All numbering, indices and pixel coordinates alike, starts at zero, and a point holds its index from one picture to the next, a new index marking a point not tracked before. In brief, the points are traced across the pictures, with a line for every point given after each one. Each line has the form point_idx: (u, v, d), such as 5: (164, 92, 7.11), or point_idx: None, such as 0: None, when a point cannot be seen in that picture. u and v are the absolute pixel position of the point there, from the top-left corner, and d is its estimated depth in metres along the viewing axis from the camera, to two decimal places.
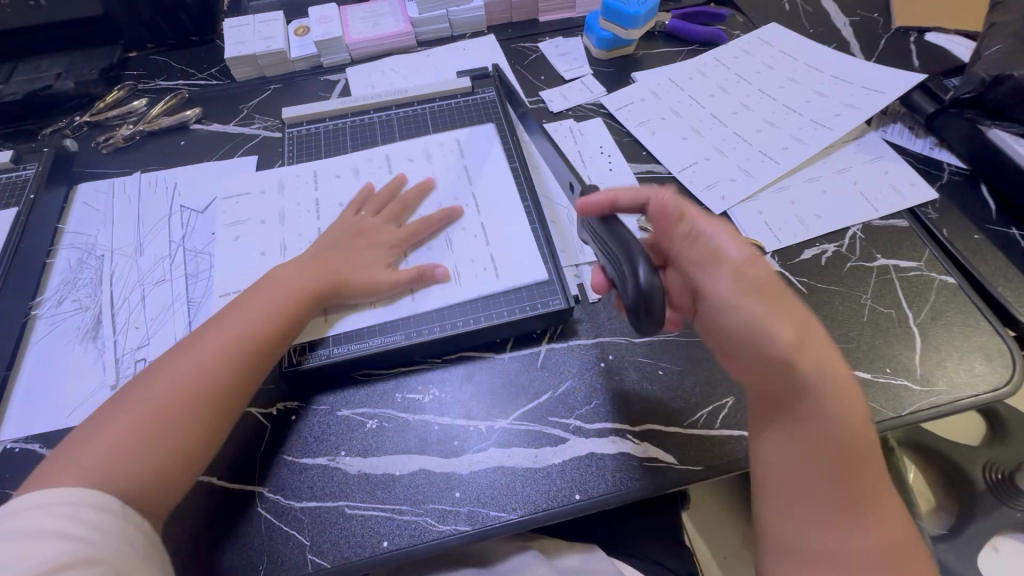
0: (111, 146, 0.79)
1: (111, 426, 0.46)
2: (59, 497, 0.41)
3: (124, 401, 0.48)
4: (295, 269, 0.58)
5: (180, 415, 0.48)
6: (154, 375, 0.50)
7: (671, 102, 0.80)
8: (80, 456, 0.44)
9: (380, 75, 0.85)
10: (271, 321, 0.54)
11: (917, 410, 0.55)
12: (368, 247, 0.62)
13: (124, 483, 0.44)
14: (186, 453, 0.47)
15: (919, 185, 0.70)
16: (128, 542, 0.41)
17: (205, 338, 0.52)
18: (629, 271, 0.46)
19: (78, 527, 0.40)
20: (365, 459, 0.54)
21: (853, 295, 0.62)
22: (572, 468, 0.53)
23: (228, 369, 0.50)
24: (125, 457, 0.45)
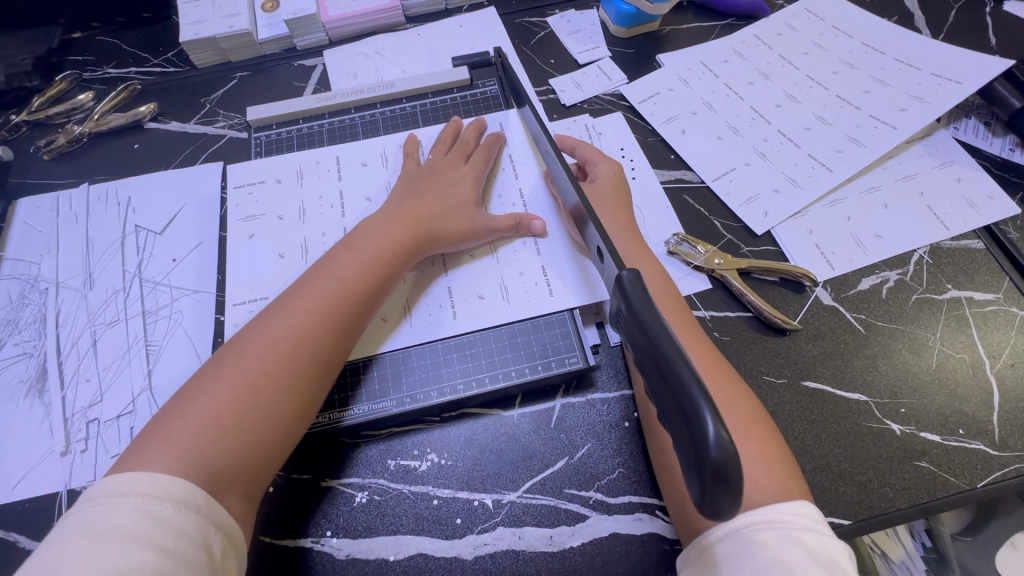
0: (54, 150, 0.68)
1: (196, 403, 0.42)
2: (144, 485, 0.37)
3: (206, 377, 0.44)
4: (382, 227, 0.53)
5: (269, 388, 0.43)
6: (239, 346, 0.45)
7: (704, 92, 0.68)
8: (171, 431, 0.40)
9: (362, 60, 0.73)
10: (354, 289, 0.49)
11: (994, 479, 0.47)
12: (455, 207, 0.56)
13: (217, 463, 0.40)
14: (273, 431, 0.43)
15: (998, 197, 0.59)
16: (207, 547, 0.37)
17: (289, 304, 0.48)
18: (683, 417, 0.26)
19: (152, 529, 0.35)
20: (355, 540, 0.47)
21: (919, 336, 0.53)
22: (594, 552, 0.46)
23: (319, 336, 0.46)
24: (213, 438, 0.41)
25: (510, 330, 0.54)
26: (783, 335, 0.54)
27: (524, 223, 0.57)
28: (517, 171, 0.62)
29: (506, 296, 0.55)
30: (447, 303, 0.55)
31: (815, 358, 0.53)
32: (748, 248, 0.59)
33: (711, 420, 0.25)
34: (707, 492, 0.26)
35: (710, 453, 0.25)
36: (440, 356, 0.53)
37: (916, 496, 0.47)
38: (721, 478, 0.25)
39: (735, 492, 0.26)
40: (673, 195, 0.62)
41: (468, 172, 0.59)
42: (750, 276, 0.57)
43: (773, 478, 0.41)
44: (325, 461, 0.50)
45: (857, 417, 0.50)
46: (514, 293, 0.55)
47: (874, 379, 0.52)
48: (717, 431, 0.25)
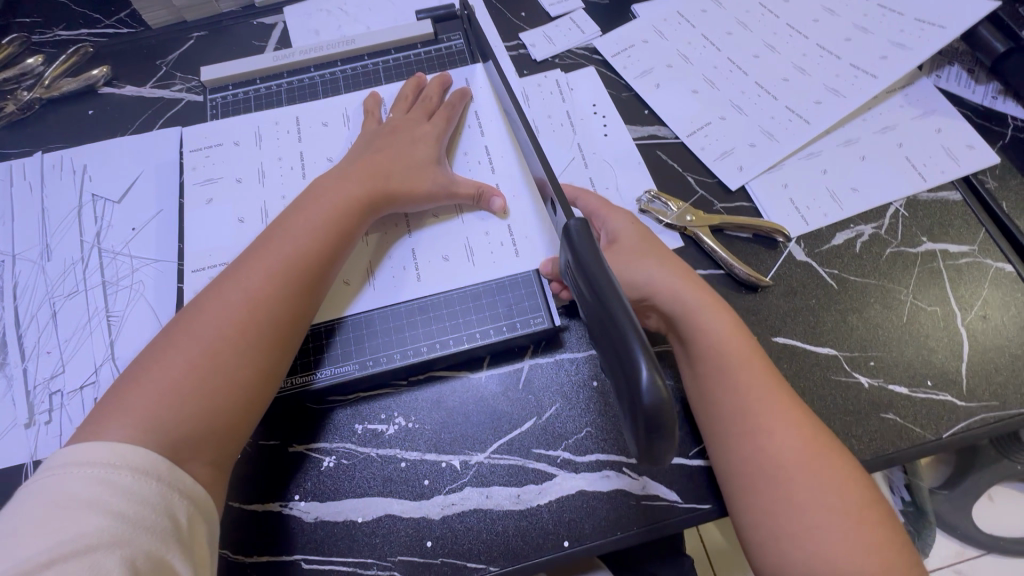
0: (4, 118, 0.65)
1: (152, 373, 0.41)
2: (101, 454, 0.36)
3: (160, 347, 0.42)
4: (337, 184, 0.51)
5: (230, 353, 0.42)
6: (193, 313, 0.44)
7: (679, 44, 0.66)
8: (125, 400, 0.39)
9: (324, 16, 0.70)
10: (312, 248, 0.48)
11: (960, 430, 0.48)
12: (415, 166, 0.54)
13: (181, 430, 0.39)
14: (239, 394, 0.42)
15: (977, 147, 0.58)
16: (169, 514, 0.36)
17: (242, 267, 0.46)
18: (624, 368, 0.29)
19: (109, 496, 0.34)
20: (324, 504, 0.47)
21: (891, 289, 0.53)
22: (561, 509, 0.46)
23: (277, 297, 0.45)
24: (173, 405, 0.39)
25: (476, 292, 0.53)
26: (755, 292, 0.53)
27: (485, 197, 0.54)
28: (483, 128, 0.60)
29: (471, 257, 0.54)
30: (411, 266, 0.54)
31: (786, 314, 0.52)
32: (721, 205, 0.57)
33: (645, 370, 0.28)
34: (648, 437, 0.29)
35: (645, 401, 0.28)
36: (406, 319, 0.52)
37: (881, 447, 0.47)
38: (654, 424, 0.28)
39: (669, 434, 0.29)
40: (645, 152, 0.60)
41: (430, 129, 0.57)
42: (723, 233, 0.56)
43: (858, 528, 0.39)
44: (294, 427, 0.50)
45: (827, 372, 0.50)
46: (480, 255, 0.54)
47: (845, 334, 0.51)
48: (651, 380, 0.28)
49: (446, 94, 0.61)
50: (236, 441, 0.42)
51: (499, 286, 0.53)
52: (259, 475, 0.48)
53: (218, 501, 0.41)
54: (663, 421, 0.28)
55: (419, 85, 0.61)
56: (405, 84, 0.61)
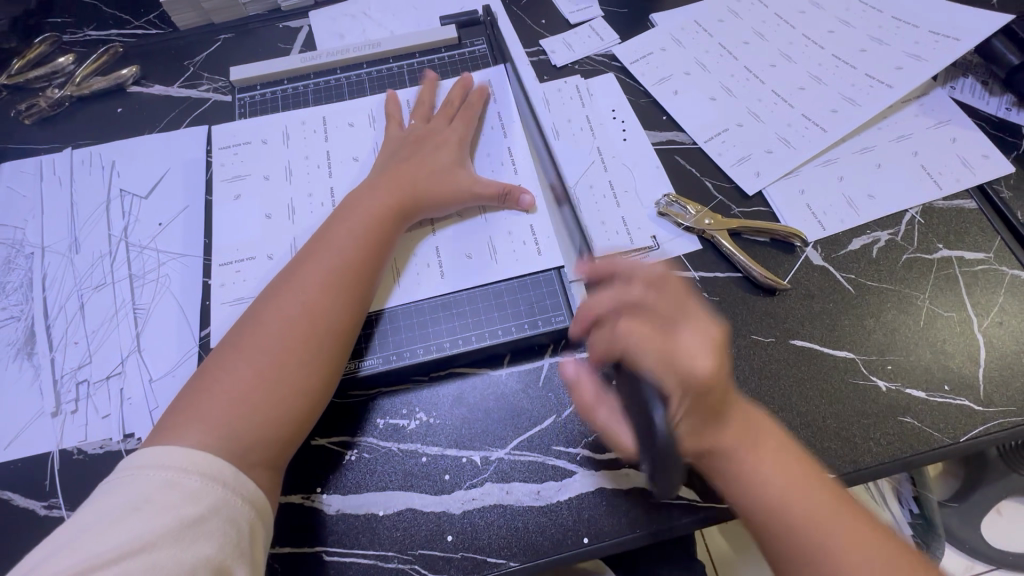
0: (35, 114, 0.67)
1: (220, 382, 0.43)
2: (173, 459, 0.38)
3: (225, 357, 0.44)
4: (369, 195, 0.53)
5: (287, 363, 0.44)
6: (252, 325, 0.46)
7: (697, 53, 0.67)
8: (200, 409, 0.41)
9: (349, 20, 0.72)
10: (358, 259, 0.49)
11: (977, 434, 0.48)
12: (442, 171, 0.56)
13: (250, 436, 0.41)
14: (299, 401, 0.44)
15: (992, 156, 0.59)
16: (228, 519, 0.37)
17: (294, 279, 0.48)
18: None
19: (175, 499, 0.36)
20: (345, 497, 0.48)
21: (907, 295, 0.53)
22: (580, 506, 0.47)
23: (329, 308, 0.47)
24: (242, 415, 0.42)
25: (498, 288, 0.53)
26: (772, 294, 0.54)
27: (513, 196, 0.55)
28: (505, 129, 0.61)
29: (494, 253, 0.55)
30: (434, 263, 0.55)
31: (804, 318, 0.53)
32: (739, 209, 0.58)
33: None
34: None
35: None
36: (428, 313, 0.53)
37: (899, 451, 0.47)
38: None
39: None
40: (663, 156, 0.61)
41: (454, 133, 0.59)
42: (740, 237, 0.56)
43: None
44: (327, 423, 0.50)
45: (845, 375, 0.50)
46: (503, 252, 0.55)
47: (862, 338, 0.52)
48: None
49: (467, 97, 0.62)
50: (295, 447, 0.44)
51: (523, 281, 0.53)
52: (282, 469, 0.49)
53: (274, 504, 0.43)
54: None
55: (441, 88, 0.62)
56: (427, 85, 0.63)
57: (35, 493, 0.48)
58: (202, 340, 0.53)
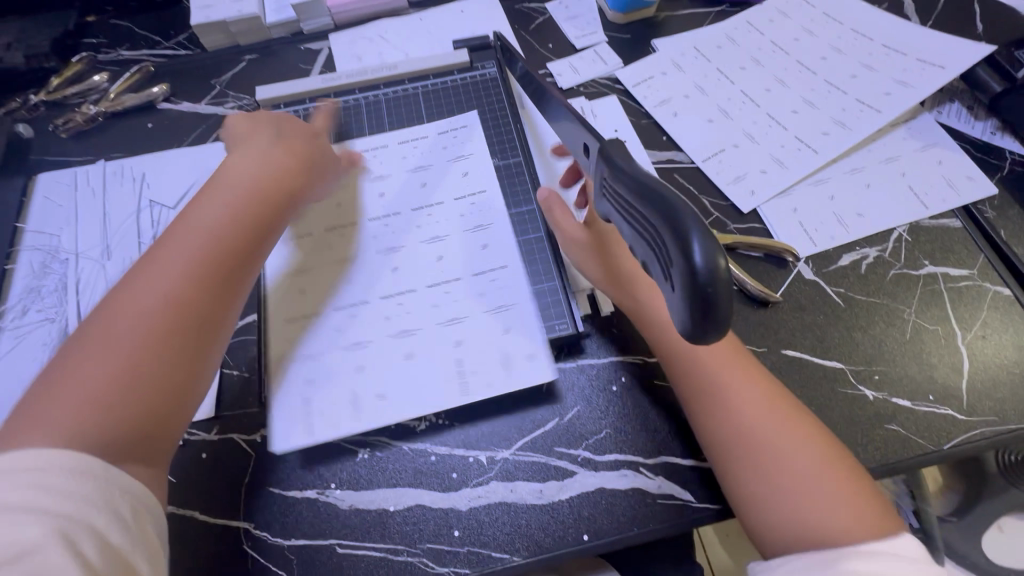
0: (71, 129, 0.71)
1: (66, 383, 0.41)
2: (33, 459, 0.36)
3: (93, 352, 0.42)
4: (228, 185, 0.53)
5: (166, 350, 0.43)
6: (118, 313, 0.44)
7: (696, 77, 0.71)
8: (39, 416, 0.39)
9: (367, 43, 0.76)
10: (241, 239, 0.50)
11: (960, 442, 0.50)
12: (301, 178, 0.57)
13: (123, 428, 0.41)
14: (178, 384, 0.44)
15: (976, 178, 0.62)
16: (114, 511, 0.38)
17: (147, 264, 0.47)
18: (673, 247, 0.28)
19: (49, 498, 0.35)
20: (358, 492, 0.50)
21: (894, 308, 0.56)
22: (580, 505, 0.49)
23: (205, 290, 0.46)
24: (81, 410, 0.40)
25: (473, 322, 0.55)
26: (765, 307, 0.56)
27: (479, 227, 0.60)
28: (464, 171, 0.64)
29: (475, 289, 0.56)
30: (388, 292, 0.57)
31: (795, 330, 0.55)
32: (735, 226, 0.61)
33: (699, 239, 0.27)
34: (699, 326, 0.28)
35: (699, 272, 0.27)
36: (386, 338, 0.54)
37: (885, 457, 0.50)
38: (709, 293, 0.26)
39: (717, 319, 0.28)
40: (663, 175, 0.65)
41: (321, 154, 0.60)
42: (735, 251, 0.59)
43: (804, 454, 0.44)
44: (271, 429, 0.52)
45: (834, 383, 0.53)
46: (485, 288, 0.57)
47: (850, 349, 0.54)
48: (704, 251, 0.27)
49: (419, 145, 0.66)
50: (173, 434, 0.44)
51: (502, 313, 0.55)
52: (299, 465, 0.51)
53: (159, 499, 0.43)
54: (713, 319, 0.27)
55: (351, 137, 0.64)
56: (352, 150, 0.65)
57: None
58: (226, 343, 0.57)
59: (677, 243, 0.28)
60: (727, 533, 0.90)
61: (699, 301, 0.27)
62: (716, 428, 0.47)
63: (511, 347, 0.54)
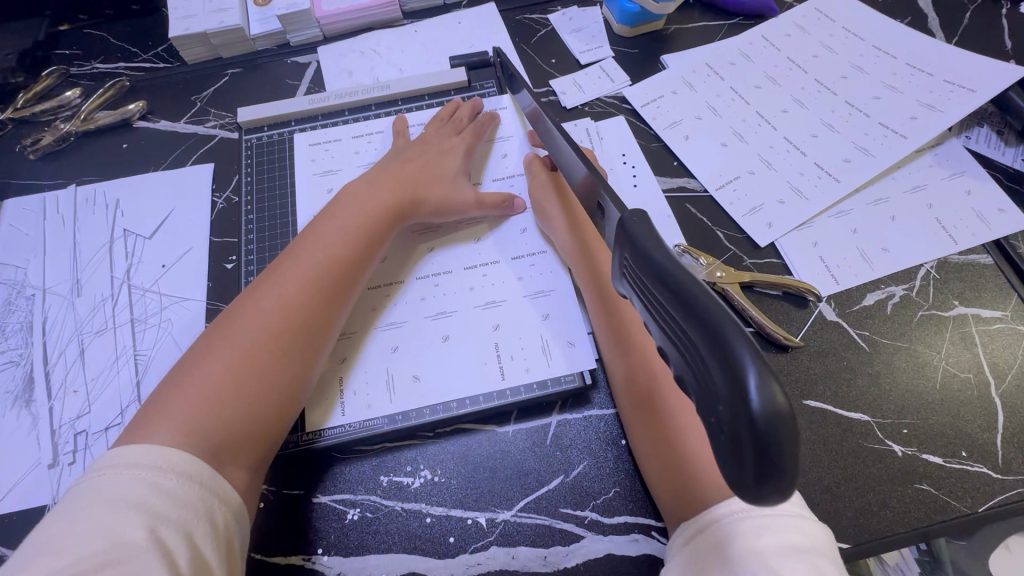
0: (40, 149, 0.66)
1: (187, 383, 0.43)
2: (145, 457, 0.38)
3: (212, 353, 0.45)
4: (361, 197, 0.55)
5: (267, 357, 0.45)
6: (235, 319, 0.47)
7: (708, 96, 0.66)
8: (164, 413, 0.41)
9: (357, 57, 0.71)
10: (347, 251, 0.52)
11: (996, 504, 0.47)
12: (442, 180, 0.58)
13: (225, 432, 0.42)
14: (285, 390, 0.46)
15: (1008, 210, 0.58)
16: (208, 518, 0.37)
17: (275, 277, 0.49)
18: (724, 380, 0.23)
19: (154, 498, 0.36)
20: (346, 558, 0.46)
21: (923, 354, 0.52)
22: (588, 573, 0.45)
23: (311, 301, 0.48)
24: (201, 411, 0.41)
25: (511, 304, 0.55)
26: (784, 351, 0.53)
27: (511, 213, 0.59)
28: (504, 153, 0.64)
29: (514, 271, 0.57)
30: (426, 272, 0.57)
31: (817, 376, 0.52)
32: (751, 261, 0.57)
33: (753, 373, 0.22)
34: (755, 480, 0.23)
35: (757, 416, 0.22)
36: (422, 320, 0.54)
37: (915, 520, 0.46)
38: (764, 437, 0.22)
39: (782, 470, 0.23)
40: (674, 204, 0.61)
41: (458, 144, 0.61)
42: (752, 289, 0.55)
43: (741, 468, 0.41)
44: (287, 468, 0.49)
45: (859, 437, 0.49)
46: (524, 272, 0.56)
47: (876, 399, 0.51)
48: (761, 385, 0.22)
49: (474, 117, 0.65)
50: (274, 443, 0.45)
51: (524, 319, 0.54)
52: (283, 527, 0.47)
53: (250, 508, 0.43)
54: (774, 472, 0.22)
55: (453, 107, 0.64)
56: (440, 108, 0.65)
57: None
58: None
59: (723, 368, 0.24)
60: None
61: (755, 449, 0.22)
62: (651, 440, 0.45)
63: (548, 333, 0.53)
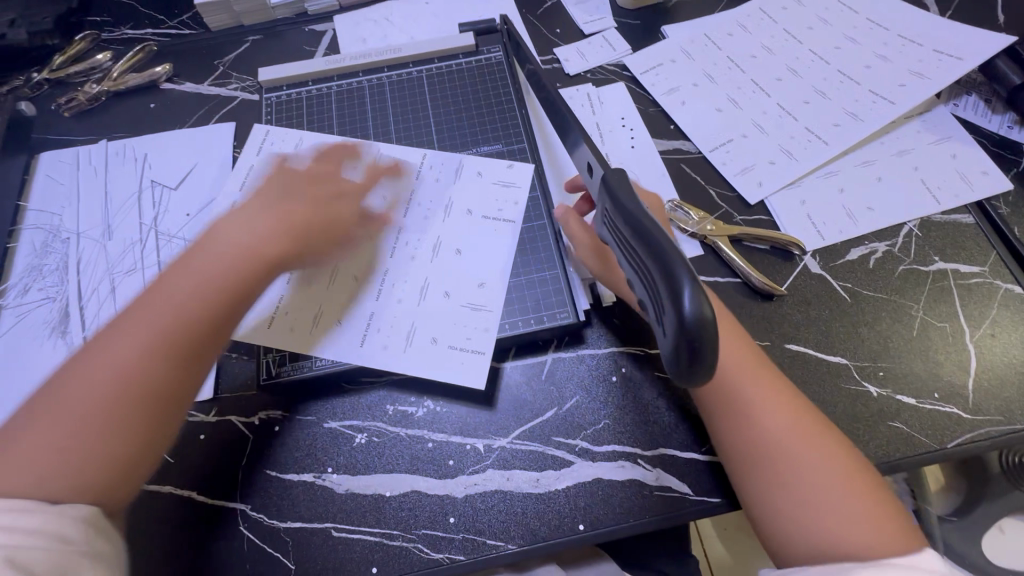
0: (73, 108, 0.71)
1: (44, 418, 0.39)
2: (8, 501, 0.36)
3: (70, 386, 0.41)
4: (238, 234, 0.48)
5: (125, 404, 0.40)
6: (107, 344, 0.42)
7: (705, 64, 0.69)
8: (20, 448, 0.38)
9: (372, 25, 0.75)
10: (225, 282, 0.45)
11: (963, 441, 0.49)
12: (321, 227, 0.52)
13: (71, 477, 0.38)
14: (144, 433, 0.41)
15: (991, 173, 0.60)
16: (63, 542, 0.36)
17: (151, 306, 0.43)
18: (665, 294, 0.30)
19: (9, 536, 0.35)
20: (355, 477, 0.50)
21: (901, 304, 0.55)
22: (577, 495, 0.49)
23: (178, 344, 0.43)
24: (59, 456, 0.38)
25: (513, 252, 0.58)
26: (769, 300, 0.56)
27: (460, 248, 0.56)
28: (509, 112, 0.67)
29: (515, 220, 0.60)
30: None
31: (799, 323, 0.55)
32: (741, 217, 0.60)
33: (689, 292, 0.29)
34: (686, 365, 0.30)
35: (688, 320, 0.29)
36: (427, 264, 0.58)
37: (886, 453, 0.49)
38: (695, 352, 0.29)
39: (708, 363, 0.30)
40: (669, 164, 0.64)
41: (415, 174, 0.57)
42: (741, 243, 0.58)
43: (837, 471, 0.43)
44: (304, 398, 0.53)
45: (836, 379, 0.52)
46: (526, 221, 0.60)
47: (856, 344, 0.53)
48: (694, 301, 0.29)
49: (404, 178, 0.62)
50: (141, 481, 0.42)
51: (524, 265, 0.57)
52: (297, 449, 0.51)
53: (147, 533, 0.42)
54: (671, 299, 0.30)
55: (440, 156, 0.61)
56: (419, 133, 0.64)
57: None
58: None
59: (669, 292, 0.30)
60: (722, 526, 0.91)
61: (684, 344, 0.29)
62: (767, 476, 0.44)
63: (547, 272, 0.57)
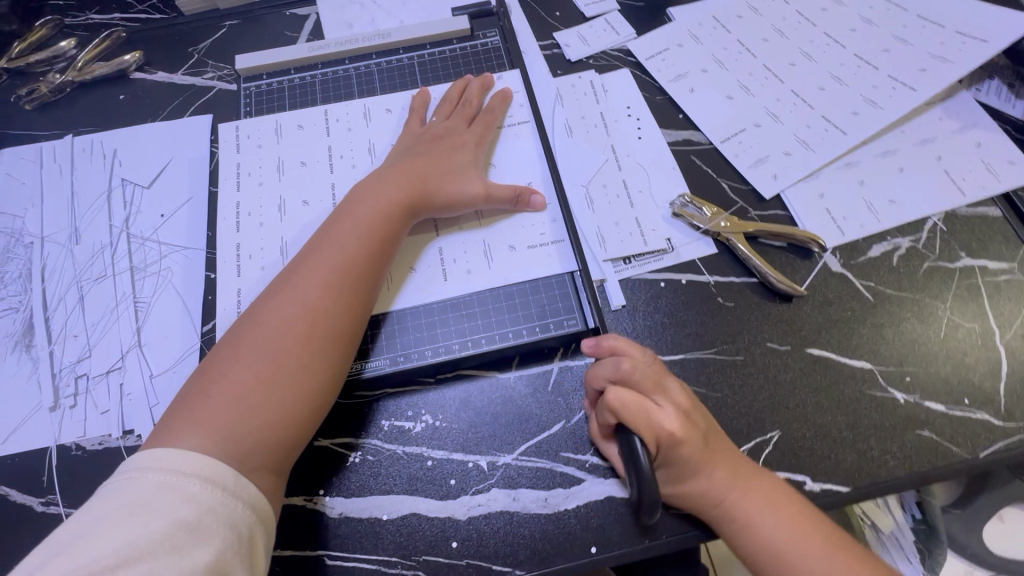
0: (35, 100, 0.65)
1: (215, 388, 0.42)
2: (172, 461, 0.37)
3: (233, 357, 0.43)
4: (378, 188, 0.52)
5: (290, 365, 0.43)
6: (273, 300, 0.46)
7: (714, 49, 0.65)
8: (196, 415, 0.40)
9: (357, 8, 0.70)
10: (371, 248, 0.49)
11: (994, 449, 0.47)
12: (452, 170, 0.55)
13: (257, 414, 0.41)
14: (312, 392, 0.43)
15: (1018, 162, 0.57)
16: (232, 521, 0.36)
17: (298, 279, 0.46)
18: None
19: (175, 503, 0.35)
20: (348, 499, 0.47)
21: (927, 304, 0.52)
22: (588, 514, 0.46)
23: (334, 309, 0.46)
24: (233, 419, 0.40)
25: (516, 255, 0.54)
26: (787, 301, 0.52)
27: (523, 197, 0.55)
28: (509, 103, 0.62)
29: (519, 219, 0.55)
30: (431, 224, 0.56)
31: (819, 326, 0.51)
32: (755, 212, 0.57)
33: None
34: None
35: None
36: (422, 268, 0.54)
37: (915, 464, 0.46)
38: None
39: None
40: (679, 156, 0.60)
41: (469, 137, 0.57)
42: (756, 240, 0.55)
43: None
44: None
45: (860, 385, 0.49)
46: (529, 222, 0.55)
47: (880, 347, 0.50)
48: None
49: (429, 109, 0.61)
50: (300, 449, 0.43)
51: (525, 266, 0.53)
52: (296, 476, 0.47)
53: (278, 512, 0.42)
54: None
55: (463, 87, 0.61)
56: (413, 95, 0.62)
57: (31, 488, 0.47)
58: (204, 335, 0.52)
59: None
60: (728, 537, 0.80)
61: None
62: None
63: (550, 276, 0.53)
